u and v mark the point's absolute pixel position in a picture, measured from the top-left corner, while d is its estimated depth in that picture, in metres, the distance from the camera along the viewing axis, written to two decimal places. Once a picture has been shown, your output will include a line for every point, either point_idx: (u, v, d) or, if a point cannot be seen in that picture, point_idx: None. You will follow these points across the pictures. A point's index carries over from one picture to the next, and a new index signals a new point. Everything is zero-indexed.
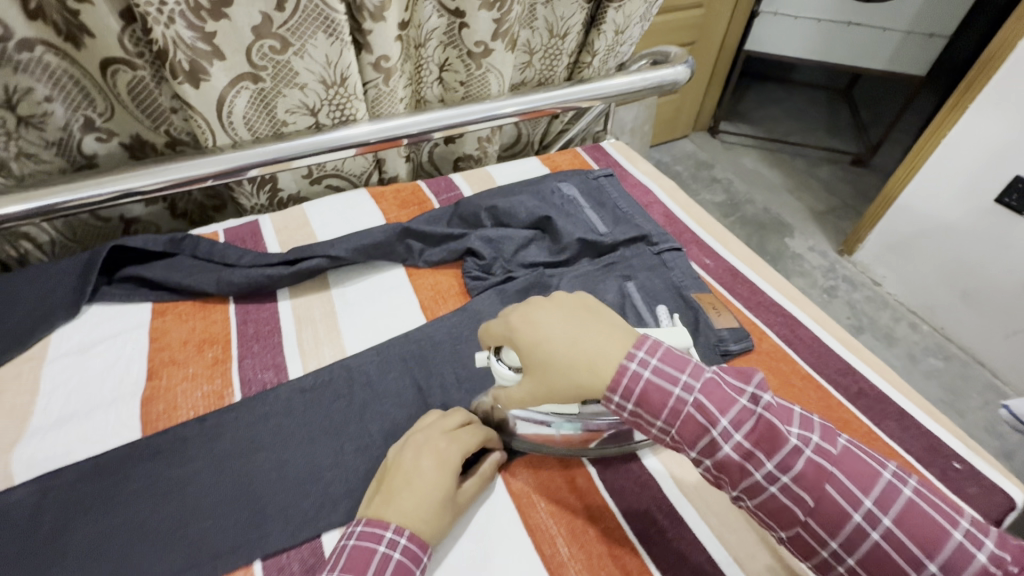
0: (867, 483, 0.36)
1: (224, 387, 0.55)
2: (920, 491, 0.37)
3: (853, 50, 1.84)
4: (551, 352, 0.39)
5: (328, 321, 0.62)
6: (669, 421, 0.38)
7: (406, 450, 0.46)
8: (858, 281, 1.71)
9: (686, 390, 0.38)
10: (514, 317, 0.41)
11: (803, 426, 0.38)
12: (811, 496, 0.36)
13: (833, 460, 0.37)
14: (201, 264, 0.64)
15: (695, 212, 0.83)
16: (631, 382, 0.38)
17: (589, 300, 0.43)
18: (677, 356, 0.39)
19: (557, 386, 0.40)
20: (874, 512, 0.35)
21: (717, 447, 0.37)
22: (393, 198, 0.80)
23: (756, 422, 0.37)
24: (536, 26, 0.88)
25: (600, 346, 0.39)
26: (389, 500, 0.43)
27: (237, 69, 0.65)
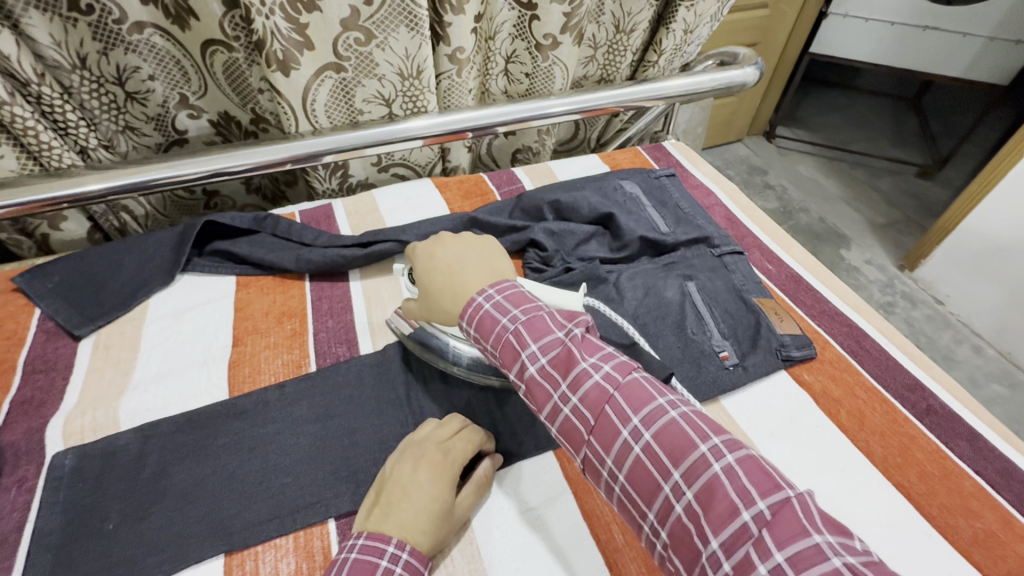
0: (638, 405, 0.39)
1: (302, 356, 0.59)
2: (687, 416, 0.38)
3: (929, 56, 1.75)
4: (435, 277, 0.51)
5: (396, 302, 0.65)
6: (495, 346, 0.44)
7: (404, 463, 0.46)
8: (918, 299, 1.63)
9: (513, 321, 0.45)
10: (421, 248, 0.54)
11: (607, 356, 0.42)
12: (634, 465, 0.37)
13: (616, 386, 0.40)
14: (281, 242, 0.68)
15: (758, 216, 0.82)
16: (473, 312, 0.46)
17: (491, 246, 0.54)
18: (524, 298, 0.46)
19: (435, 305, 0.51)
20: (639, 429, 0.38)
21: (559, 412, 0.41)
22: (457, 188, 0.82)
23: (560, 350, 0.42)
24: (603, 21, 0.88)
25: (466, 278, 0.50)
26: (388, 514, 0.43)
27: (323, 59, 0.68)
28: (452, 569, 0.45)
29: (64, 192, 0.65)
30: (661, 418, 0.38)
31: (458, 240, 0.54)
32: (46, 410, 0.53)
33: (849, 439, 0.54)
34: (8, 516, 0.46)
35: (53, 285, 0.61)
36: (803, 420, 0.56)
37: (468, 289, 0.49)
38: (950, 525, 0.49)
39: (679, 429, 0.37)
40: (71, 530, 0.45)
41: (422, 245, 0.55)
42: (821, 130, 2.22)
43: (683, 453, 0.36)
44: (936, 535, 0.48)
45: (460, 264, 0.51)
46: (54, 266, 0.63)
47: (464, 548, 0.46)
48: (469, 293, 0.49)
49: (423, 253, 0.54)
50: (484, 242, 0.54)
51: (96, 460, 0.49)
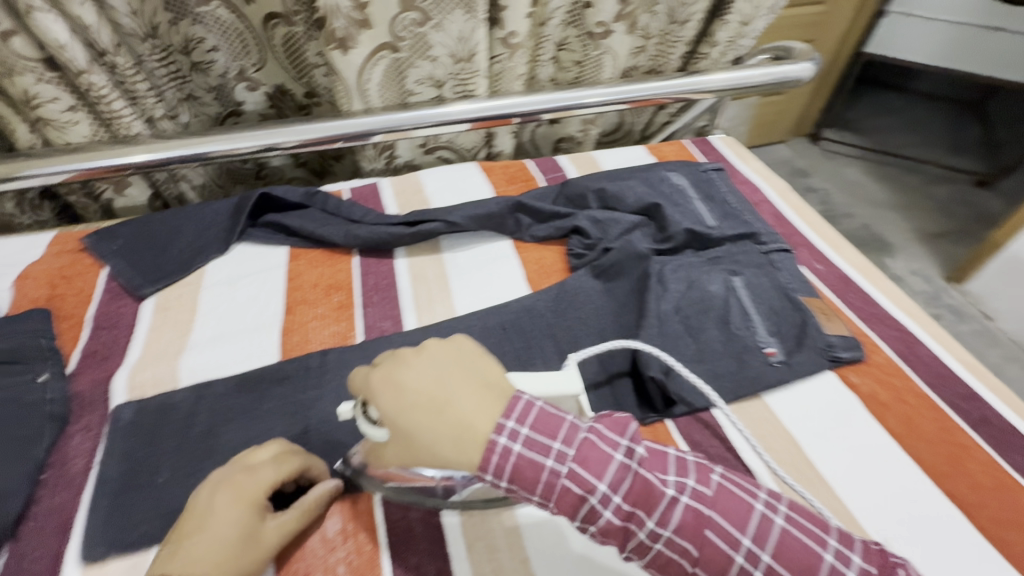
0: (738, 521, 0.37)
1: (349, 328, 0.60)
2: (792, 519, 0.38)
3: (994, 59, 1.69)
4: (412, 407, 0.37)
5: (441, 283, 0.66)
6: (544, 494, 0.35)
7: (202, 494, 0.42)
8: (966, 313, 1.57)
9: (559, 461, 0.35)
10: (377, 377, 0.39)
11: (680, 471, 0.38)
12: (694, 545, 0.36)
13: (708, 503, 0.37)
14: (331, 218, 0.70)
15: (808, 215, 0.80)
16: (500, 461, 0.35)
17: (468, 356, 0.41)
18: (548, 415, 0.37)
19: (427, 458, 0.37)
20: (753, 550, 0.36)
21: (597, 515, 0.35)
22: (501, 173, 0.83)
23: (632, 482, 0.35)
24: (656, 11, 0.85)
25: (460, 408, 0.37)
26: (176, 551, 0.39)
27: (379, 39, 0.68)
28: (491, 541, 0.46)
29: (128, 160, 0.68)
30: (757, 517, 0.37)
31: (433, 352, 0.40)
32: (110, 363, 0.56)
33: (899, 445, 0.53)
34: (76, 459, 0.49)
35: (117, 247, 0.65)
36: (848, 421, 0.55)
37: (473, 431, 0.36)
38: (1003, 538, 0.47)
39: (795, 538, 0.37)
40: (130, 477, 0.47)
41: (376, 374, 0.40)
42: (871, 134, 2.14)
43: (801, 560, 0.36)
44: (986, 547, 0.47)
45: (441, 390, 0.37)
46: (118, 229, 0.66)
47: (503, 521, 0.47)
48: (480, 436, 0.36)
49: (383, 383, 0.39)
50: (457, 347, 0.42)
51: (153, 414, 0.51)
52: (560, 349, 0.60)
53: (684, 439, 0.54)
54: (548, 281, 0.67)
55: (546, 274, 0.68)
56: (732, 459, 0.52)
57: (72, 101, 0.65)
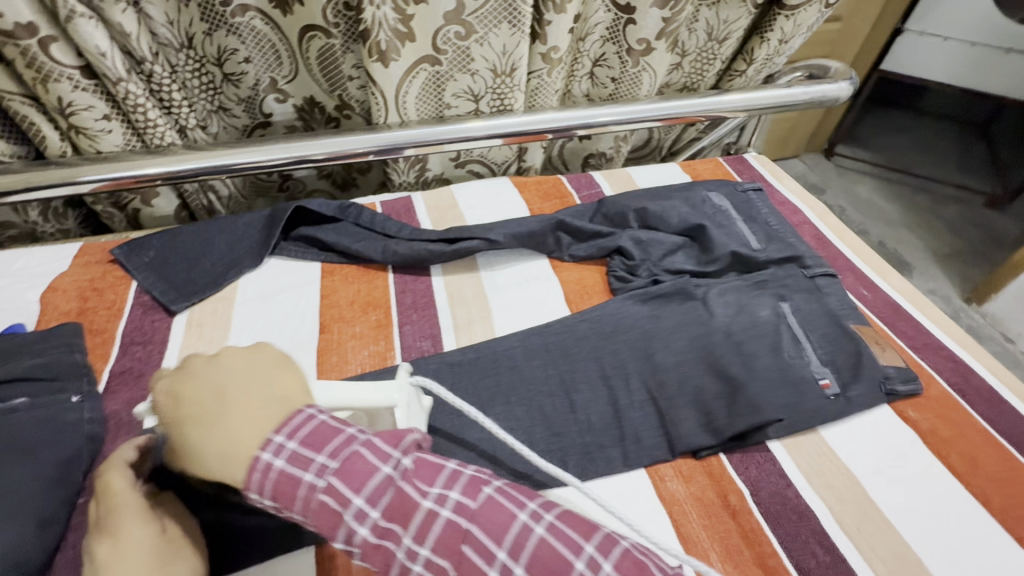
0: (501, 533, 0.33)
1: (388, 349, 0.58)
2: (555, 526, 0.34)
3: (1011, 78, 1.68)
4: (197, 414, 0.36)
5: (480, 302, 0.64)
6: (305, 512, 0.34)
7: (92, 552, 0.36)
8: (984, 335, 1.56)
9: (319, 475, 0.34)
10: (165, 386, 0.38)
11: (448, 484, 0.35)
12: (450, 562, 0.33)
13: (471, 516, 0.34)
14: (365, 233, 0.68)
15: (851, 239, 0.78)
16: (263, 477, 0.34)
17: (275, 360, 0.41)
18: (328, 431, 0.36)
19: (199, 472, 0.35)
20: (508, 564, 0.32)
21: (354, 532, 0.33)
22: (536, 189, 0.81)
23: (392, 494, 0.34)
24: (695, 29, 0.85)
25: (230, 416, 0.36)
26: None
27: (421, 52, 0.67)
28: None
29: (160, 170, 0.67)
30: (528, 538, 0.33)
31: (222, 361, 0.39)
32: (144, 383, 0.54)
33: (963, 484, 0.51)
34: None
35: (149, 259, 0.63)
36: (910, 457, 0.52)
37: (242, 441, 0.35)
38: None
39: (550, 548, 0.33)
40: None
41: (168, 380, 0.39)
42: (886, 151, 2.13)
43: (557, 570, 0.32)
44: None
45: (228, 387, 0.37)
46: (150, 240, 0.65)
47: None
48: (247, 449, 0.34)
49: (165, 395, 0.38)
50: (260, 354, 0.41)
51: None
52: (604, 374, 0.57)
53: (740, 473, 0.51)
54: (590, 302, 0.65)
55: (587, 296, 0.66)
56: (792, 497, 0.50)
57: (107, 109, 0.64)
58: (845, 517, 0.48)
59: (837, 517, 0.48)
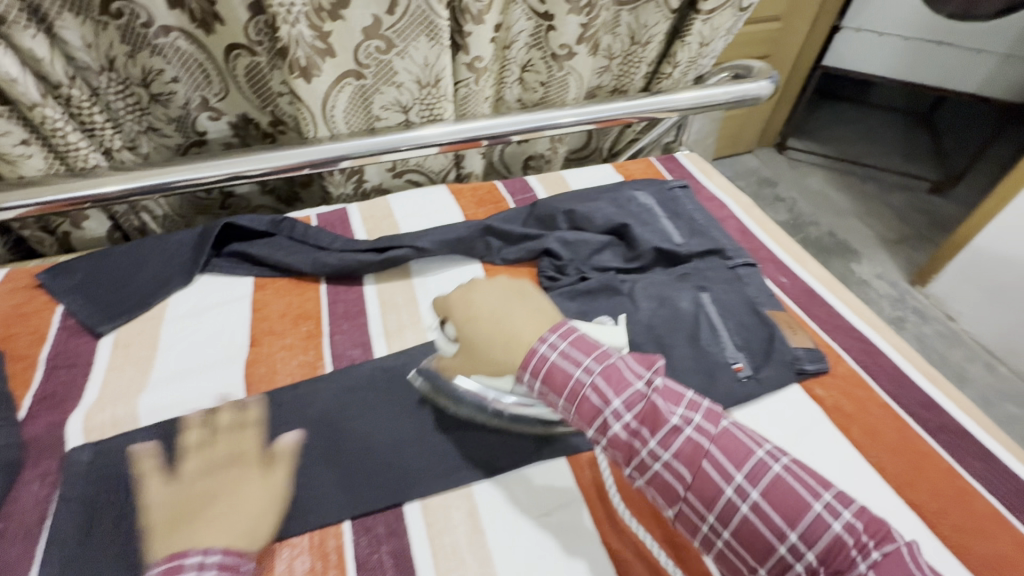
0: (739, 459, 0.39)
1: (317, 359, 0.59)
2: (791, 469, 0.39)
3: (944, 70, 1.75)
4: (478, 326, 0.50)
5: (411, 308, 0.66)
6: (571, 399, 0.43)
7: (228, 471, 0.47)
8: (929, 315, 1.62)
9: (587, 372, 0.43)
10: (455, 296, 0.54)
11: (690, 406, 0.42)
12: (689, 472, 0.40)
13: (711, 439, 0.40)
14: (298, 245, 0.69)
15: (772, 230, 0.82)
16: (539, 363, 0.45)
17: (524, 287, 0.54)
18: (585, 342, 0.46)
19: (481, 357, 0.50)
20: (744, 486, 0.38)
21: (608, 426, 0.42)
22: (471, 196, 0.83)
23: (644, 404, 0.42)
24: (617, 33, 0.88)
25: (516, 323, 0.49)
26: (202, 522, 0.42)
27: (344, 66, 0.69)
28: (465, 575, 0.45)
29: (89, 193, 0.67)
30: (766, 473, 0.39)
31: (484, 287, 0.53)
32: (67, 406, 0.54)
33: (862, 455, 0.54)
34: (30, 508, 0.47)
35: (75, 281, 0.63)
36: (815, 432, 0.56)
37: (523, 338, 0.47)
38: (964, 544, 0.48)
39: (789, 485, 0.38)
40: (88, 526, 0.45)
41: (455, 293, 0.54)
42: (832, 144, 2.22)
43: (798, 509, 0.37)
44: (952, 555, 0.48)
45: (508, 314, 0.50)
46: (77, 263, 0.64)
47: (476, 553, 0.46)
48: (528, 343, 0.47)
49: (459, 304, 0.53)
50: (518, 284, 0.55)
51: (109, 459, 0.49)
52: None
53: None
54: None
55: None
56: None
57: (25, 134, 0.64)
58: None
59: None
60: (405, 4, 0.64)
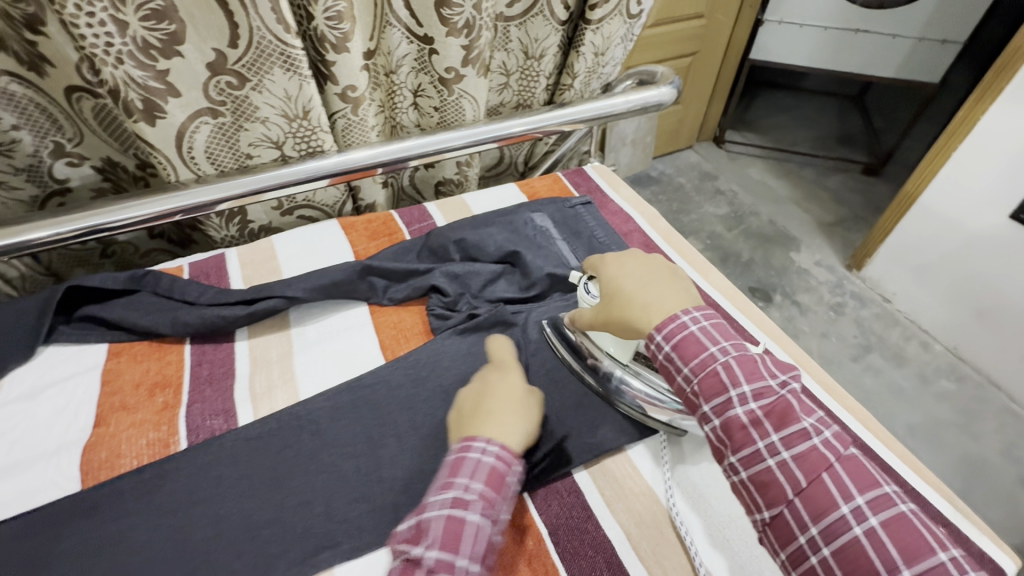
0: (866, 486, 0.37)
1: (170, 435, 0.53)
2: (917, 515, 0.36)
3: (863, 57, 1.79)
4: (621, 288, 0.49)
5: (284, 363, 0.60)
6: (697, 370, 0.43)
7: (491, 378, 0.53)
8: (866, 297, 1.65)
9: (722, 352, 0.43)
10: (609, 257, 0.54)
11: (821, 421, 0.41)
12: (805, 478, 0.38)
13: (839, 457, 0.39)
14: (161, 302, 0.63)
15: (677, 241, 0.79)
16: (675, 328, 0.44)
17: (678, 271, 0.51)
18: (728, 330, 0.45)
19: (616, 313, 0.49)
20: (863, 509, 0.36)
21: (730, 407, 0.41)
22: (363, 229, 0.78)
23: (775, 399, 0.40)
24: (510, 48, 0.85)
25: (659, 296, 0.47)
26: (480, 420, 0.48)
27: (194, 104, 0.63)
28: None
29: None
30: (890, 509, 0.36)
31: (634, 259, 0.52)
32: None
33: None
34: None
35: None
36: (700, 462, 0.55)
37: (662, 305, 0.46)
38: None
39: (913, 527, 0.35)
40: None
41: (610, 258, 0.54)
42: (768, 134, 2.24)
43: (919, 552, 0.34)
44: None
45: (650, 285, 0.48)
46: None
47: None
48: (663, 311, 0.46)
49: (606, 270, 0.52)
50: (675, 269, 0.51)
51: None
52: (415, 423, 0.55)
53: (541, 513, 0.50)
54: (406, 346, 0.63)
55: (403, 339, 0.64)
56: (592, 529, 0.49)
57: None
58: (642, 542, 0.48)
59: (633, 544, 0.48)
60: (247, 37, 0.59)
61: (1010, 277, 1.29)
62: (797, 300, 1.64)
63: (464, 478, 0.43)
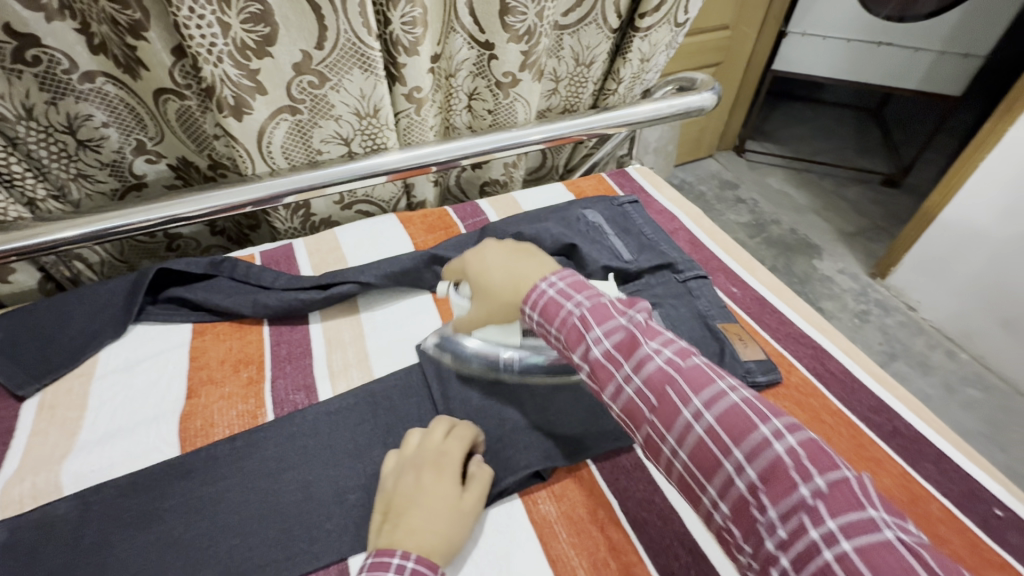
0: (700, 388, 0.38)
1: (258, 407, 0.57)
2: (748, 400, 0.37)
3: (888, 70, 1.81)
4: (491, 277, 0.52)
5: (357, 344, 0.64)
6: (560, 329, 0.45)
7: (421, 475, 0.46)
8: (890, 305, 1.66)
9: (577, 306, 0.45)
10: (469, 255, 0.55)
11: (665, 342, 0.41)
12: (655, 395, 0.39)
13: (679, 369, 0.39)
14: (239, 286, 0.67)
15: (723, 240, 0.82)
16: (537, 299, 0.47)
17: (531, 246, 0.55)
18: (584, 285, 0.47)
19: (495, 303, 0.51)
20: (701, 409, 0.37)
21: (590, 351, 0.42)
22: (420, 223, 0.82)
23: (623, 334, 0.42)
24: (562, 56, 0.89)
25: (524, 271, 0.50)
26: (402, 528, 0.42)
27: (277, 102, 0.68)
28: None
29: (15, 244, 0.64)
30: (722, 400, 0.37)
31: (490, 246, 0.54)
32: None
33: None
34: None
35: None
36: None
37: (529, 278, 0.50)
38: None
39: (741, 413, 0.36)
40: None
41: (470, 254, 0.55)
42: (790, 144, 2.27)
43: (744, 433, 0.35)
44: None
45: (513, 264, 0.51)
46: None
47: None
48: (530, 282, 0.49)
49: (475, 268, 0.53)
50: (524, 247, 0.54)
51: (30, 532, 0.46)
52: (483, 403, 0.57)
53: (609, 484, 0.53)
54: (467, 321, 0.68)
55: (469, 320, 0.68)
56: (660, 500, 0.52)
57: None
58: None
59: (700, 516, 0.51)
60: (334, 39, 0.63)
61: None
62: (820, 306, 1.66)
63: None
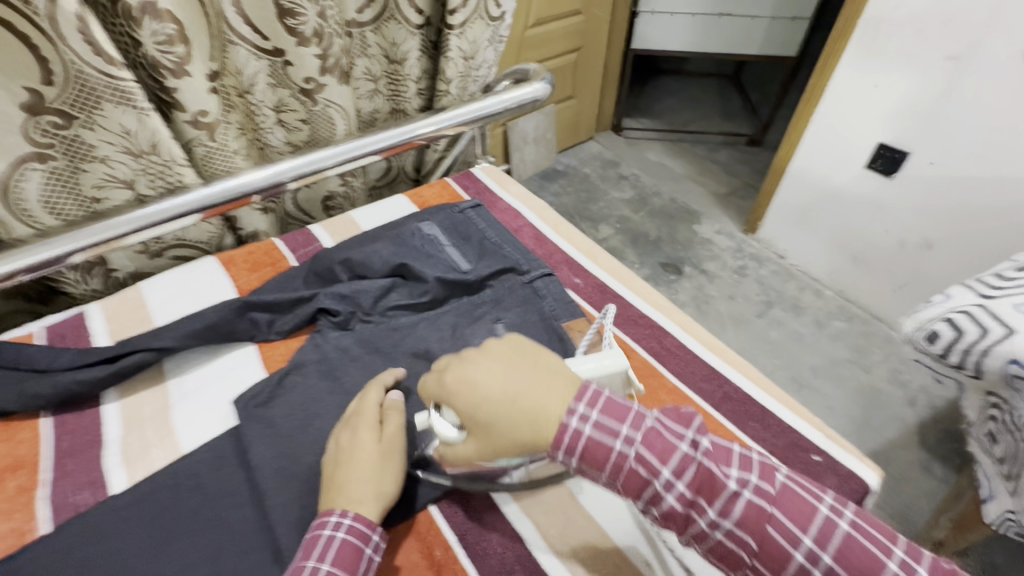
0: (807, 523, 0.36)
1: (28, 521, 0.48)
2: (857, 523, 0.36)
3: (732, 39, 1.93)
4: (489, 404, 0.39)
5: (160, 418, 0.56)
6: (614, 476, 0.37)
7: (347, 435, 0.49)
8: (764, 257, 1.78)
9: (627, 442, 0.37)
10: (449, 377, 0.41)
11: (742, 467, 0.38)
12: (754, 538, 0.36)
13: (772, 499, 0.37)
14: (6, 374, 0.56)
15: (567, 230, 0.82)
16: (573, 440, 0.37)
17: (520, 344, 0.43)
18: (618, 405, 0.39)
19: (499, 444, 0.39)
20: (815, 550, 0.35)
21: (661, 498, 0.37)
22: (243, 262, 0.74)
23: (696, 470, 0.37)
24: (373, 55, 0.85)
25: (536, 399, 0.39)
26: (335, 490, 0.46)
27: (15, 152, 0.57)
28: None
29: None
30: (836, 534, 0.35)
31: (481, 357, 0.42)
32: None
33: None
34: None
35: None
36: None
37: (548, 413, 0.38)
38: None
39: (860, 544, 0.35)
40: None
41: (451, 375, 0.41)
42: (662, 117, 2.37)
43: (808, 517, 0.36)
44: None
45: (517, 393, 0.39)
46: None
47: None
48: (552, 416, 0.38)
49: (464, 389, 0.40)
50: (516, 345, 0.43)
51: None
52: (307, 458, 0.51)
53: (448, 520, 0.50)
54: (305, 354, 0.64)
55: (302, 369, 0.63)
56: (501, 525, 0.50)
57: None
58: (551, 530, 0.49)
59: (542, 532, 0.49)
60: (60, 71, 0.54)
61: (876, 219, 1.43)
62: (704, 268, 1.75)
63: (311, 560, 0.41)
